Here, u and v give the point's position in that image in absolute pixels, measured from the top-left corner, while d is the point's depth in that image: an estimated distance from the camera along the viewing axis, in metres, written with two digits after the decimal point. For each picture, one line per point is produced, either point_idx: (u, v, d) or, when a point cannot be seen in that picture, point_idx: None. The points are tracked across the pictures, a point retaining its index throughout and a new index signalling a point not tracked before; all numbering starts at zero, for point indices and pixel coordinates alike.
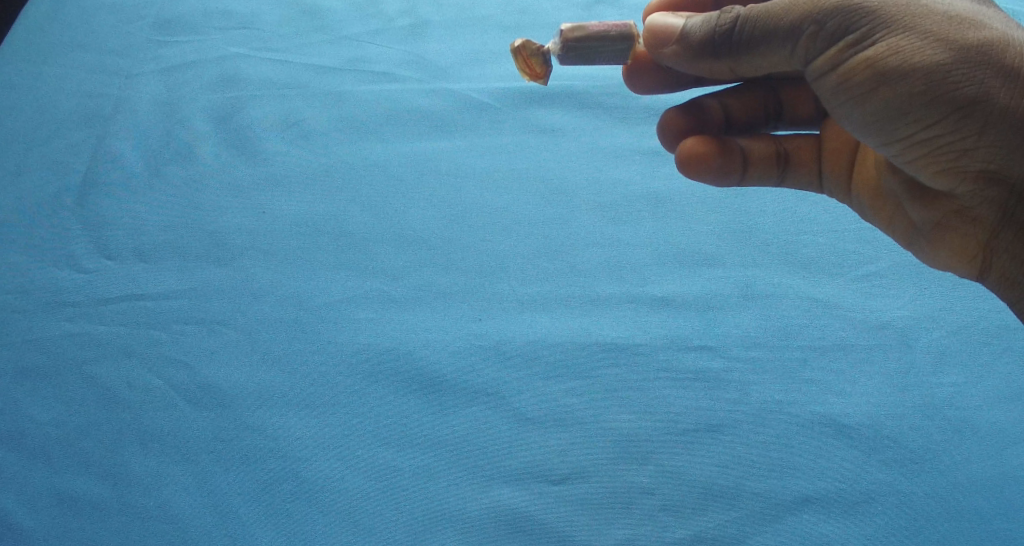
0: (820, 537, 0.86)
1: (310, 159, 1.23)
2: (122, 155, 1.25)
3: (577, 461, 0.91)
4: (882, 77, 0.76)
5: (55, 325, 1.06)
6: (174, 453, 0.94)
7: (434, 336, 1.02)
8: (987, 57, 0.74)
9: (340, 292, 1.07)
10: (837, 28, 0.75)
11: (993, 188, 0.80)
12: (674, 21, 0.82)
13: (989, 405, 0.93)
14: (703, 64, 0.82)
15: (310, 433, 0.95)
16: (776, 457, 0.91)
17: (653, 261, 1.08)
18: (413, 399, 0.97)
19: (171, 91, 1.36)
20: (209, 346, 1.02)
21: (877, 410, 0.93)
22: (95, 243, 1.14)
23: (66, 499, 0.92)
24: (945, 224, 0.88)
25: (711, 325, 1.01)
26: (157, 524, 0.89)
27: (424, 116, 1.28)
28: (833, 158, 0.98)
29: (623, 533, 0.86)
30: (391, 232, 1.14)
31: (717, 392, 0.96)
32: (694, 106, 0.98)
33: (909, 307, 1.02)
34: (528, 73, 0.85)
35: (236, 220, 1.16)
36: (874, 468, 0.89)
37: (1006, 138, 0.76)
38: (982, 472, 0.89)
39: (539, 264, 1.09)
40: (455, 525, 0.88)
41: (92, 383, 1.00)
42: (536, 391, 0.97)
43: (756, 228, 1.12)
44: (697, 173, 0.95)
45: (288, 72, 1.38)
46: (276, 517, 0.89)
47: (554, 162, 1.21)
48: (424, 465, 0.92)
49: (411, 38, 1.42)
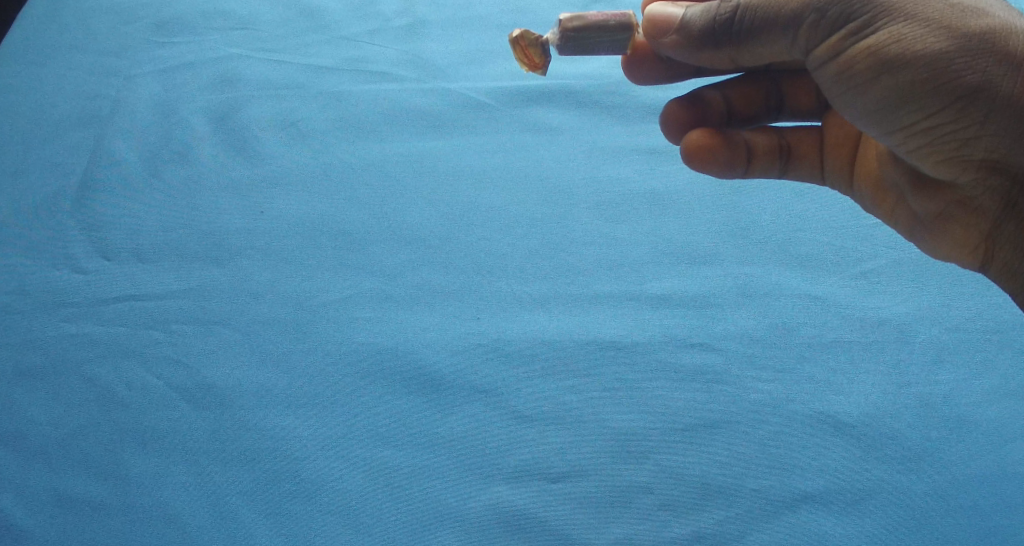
0: (821, 535, 0.84)
1: (307, 159, 1.23)
2: (120, 155, 1.25)
3: (576, 459, 0.90)
4: (883, 64, 0.75)
5: (54, 324, 1.05)
6: (173, 454, 0.93)
7: (431, 335, 1.01)
8: (989, 44, 0.74)
9: (337, 292, 1.06)
10: (838, 15, 0.75)
11: (995, 178, 0.80)
12: (673, 10, 0.81)
13: (990, 400, 0.92)
14: (702, 53, 0.81)
15: (306, 433, 0.94)
16: (778, 454, 0.90)
17: (653, 259, 1.08)
18: (410, 398, 0.96)
19: (168, 92, 1.35)
20: (207, 346, 1.02)
21: (878, 406, 0.92)
22: (93, 243, 1.13)
23: (64, 500, 0.91)
24: (947, 214, 0.87)
25: (712, 323, 1.00)
26: (154, 524, 0.88)
27: (422, 115, 1.28)
28: (834, 150, 0.98)
29: (622, 532, 0.85)
30: (389, 231, 1.13)
31: (718, 388, 0.95)
32: (694, 98, 0.97)
33: (910, 304, 1.01)
34: (525, 64, 0.84)
35: (234, 221, 1.15)
36: (876, 465, 0.88)
37: (1008, 127, 0.76)
38: (984, 468, 0.88)
39: (538, 263, 1.08)
40: (453, 525, 0.86)
41: (90, 383, 0.99)
42: (534, 390, 0.96)
43: (756, 225, 1.11)
44: (703, 166, 0.94)
45: (286, 72, 1.37)
46: (271, 518, 0.88)
47: (552, 161, 1.20)
48: (422, 464, 0.91)
49: (409, 38, 1.42)
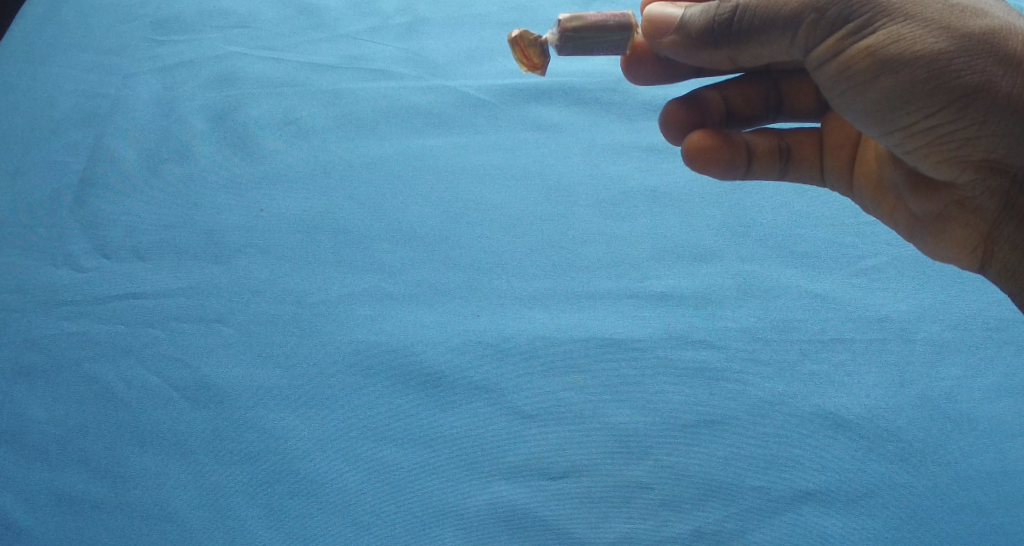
0: (820, 532, 0.85)
1: (307, 157, 1.23)
2: (120, 154, 1.25)
3: (576, 457, 0.90)
4: (882, 64, 0.75)
5: (54, 323, 1.05)
6: (173, 453, 0.93)
7: (431, 333, 1.01)
8: (989, 45, 0.74)
9: (337, 290, 1.06)
10: (837, 15, 0.75)
11: (995, 178, 0.81)
12: (673, 10, 0.81)
13: (990, 397, 0.92)
14: (702, 53, 0.81)
15: (306, 431, 0.94)
16: (777, 452, 0.90)
17: (653, 256, 1.08)
18: (410, 396, 0.96)
19: (168, 90, 1.35)
20: (207, 344, 1.02)
21: (878, 404, 0.93)
22: (93, 242, 1.13)
23: (65, 499, 0.91)
24: (946, 215, 0.88)
25: (711, 320, 1.01)
26: (155, 523, 0.88)
27: (423, 113, 1.28)
28: (834, 150, 0.98)
29: (622, 530, 0.86)
30: (389, 229, 1.13)
31: (717, 386, 0.95)
32: (694, 98, 0.97)
33: (909, 301, 1.02)
34: (525, 64, 0.84)
35: (234, 219, 1.16)
36: (875, 462, 0.89)
37: (1007, 127, 0.76)
38: (983, 465, 0.88)
39: (538, 261, 1.08)
40: (454, 522, 0.87)
41: (91, 383, 1.00)
42: (534, 388, 0.96)
43: (755, 222, 1.11)
44: (703, 167, 0.94)
45: (286, 70, 1.37)
46: (273, 515, 0.88)
47: (552, 158, 1.20)
48: (422, 463, 0.91)
49: (409, 36, 1.41)
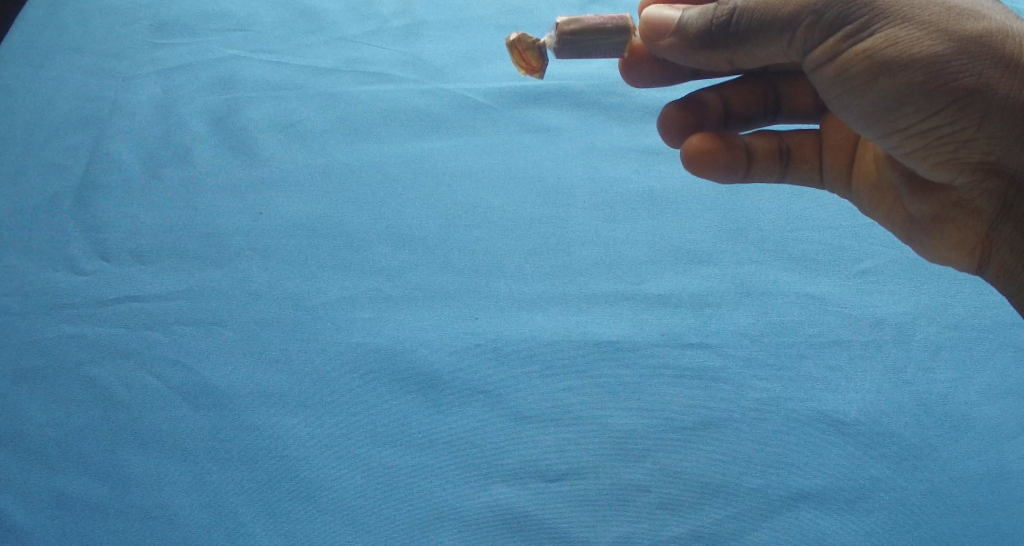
0: (819, 533, 0.85)
1: (305, 160, 1.23)
2: (121, 157, 1.25)
3: (575, 459, 0.90)
4: (881, 66, 0.75)
5: (54, 325, 1.05)
6: (173, 454, 0.93)
7: (430, 335, 1.01)
8: (987, 48, 0.74)
9: (335, 293, 1.06)
10: (836, 17, 0.75)
11: (992, 180, 0.81)
12: (670, 13, 0.81)
13: (987, 399, 0.93)
14: (699, 55, 0.81)
15: (305, 433, 0.94)
16: (776, 453, 0.90)
17: (650, 259, 1.08)
18: (409, 398, 0.96)
19: (168, 93, 1.35)
20: (206, 347, 1.02)
21: (876, 407, 0.93)
22: (94, 245, 1.13)
23: (65, 500, 0.91)
24: (945, 216, 0.88)
25: (709, 322, 1.01)
26: (155, 524, 0.88)
27: (420, 116, 1.28)
28: (834, 152, 0.98)
29: (621, 531, 0.86)
30: (387, 232, 1.13)
31: (716, 388, 0.95)
32: (693, 99, 0.97)
33: (907, 304, 1.02)
34: (524, 67, 0.84)
35: (232, 221, 1.16)
36: (873, 463, 0.89)
37: (1005, 130, 0.76)
38: (982, 466, 0.88)
39: (535, 264, 1.08)
40: (452, 524, 0.87)
41: (91, 385, 1.00)
42: (533, 390, 0.96)
43: (753, 225, 1.11)
44: (702, 170, 0.94)
45: (285, 73, 1.38)
46: (271, 517, 0.88)
47: (550, 160, 1.21)
48: (422, 465, 0.91)
49: (407, 39, 1.42)
